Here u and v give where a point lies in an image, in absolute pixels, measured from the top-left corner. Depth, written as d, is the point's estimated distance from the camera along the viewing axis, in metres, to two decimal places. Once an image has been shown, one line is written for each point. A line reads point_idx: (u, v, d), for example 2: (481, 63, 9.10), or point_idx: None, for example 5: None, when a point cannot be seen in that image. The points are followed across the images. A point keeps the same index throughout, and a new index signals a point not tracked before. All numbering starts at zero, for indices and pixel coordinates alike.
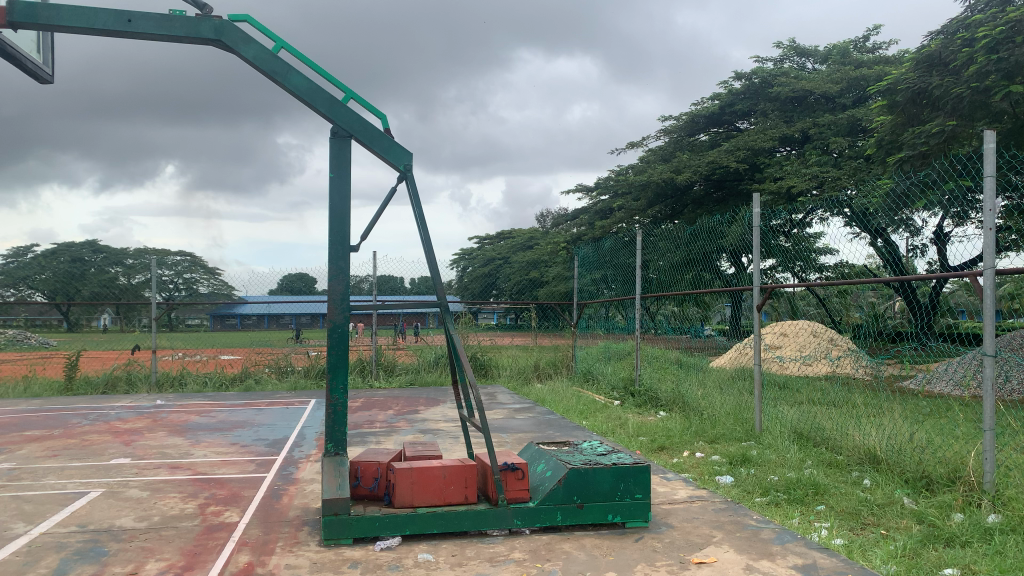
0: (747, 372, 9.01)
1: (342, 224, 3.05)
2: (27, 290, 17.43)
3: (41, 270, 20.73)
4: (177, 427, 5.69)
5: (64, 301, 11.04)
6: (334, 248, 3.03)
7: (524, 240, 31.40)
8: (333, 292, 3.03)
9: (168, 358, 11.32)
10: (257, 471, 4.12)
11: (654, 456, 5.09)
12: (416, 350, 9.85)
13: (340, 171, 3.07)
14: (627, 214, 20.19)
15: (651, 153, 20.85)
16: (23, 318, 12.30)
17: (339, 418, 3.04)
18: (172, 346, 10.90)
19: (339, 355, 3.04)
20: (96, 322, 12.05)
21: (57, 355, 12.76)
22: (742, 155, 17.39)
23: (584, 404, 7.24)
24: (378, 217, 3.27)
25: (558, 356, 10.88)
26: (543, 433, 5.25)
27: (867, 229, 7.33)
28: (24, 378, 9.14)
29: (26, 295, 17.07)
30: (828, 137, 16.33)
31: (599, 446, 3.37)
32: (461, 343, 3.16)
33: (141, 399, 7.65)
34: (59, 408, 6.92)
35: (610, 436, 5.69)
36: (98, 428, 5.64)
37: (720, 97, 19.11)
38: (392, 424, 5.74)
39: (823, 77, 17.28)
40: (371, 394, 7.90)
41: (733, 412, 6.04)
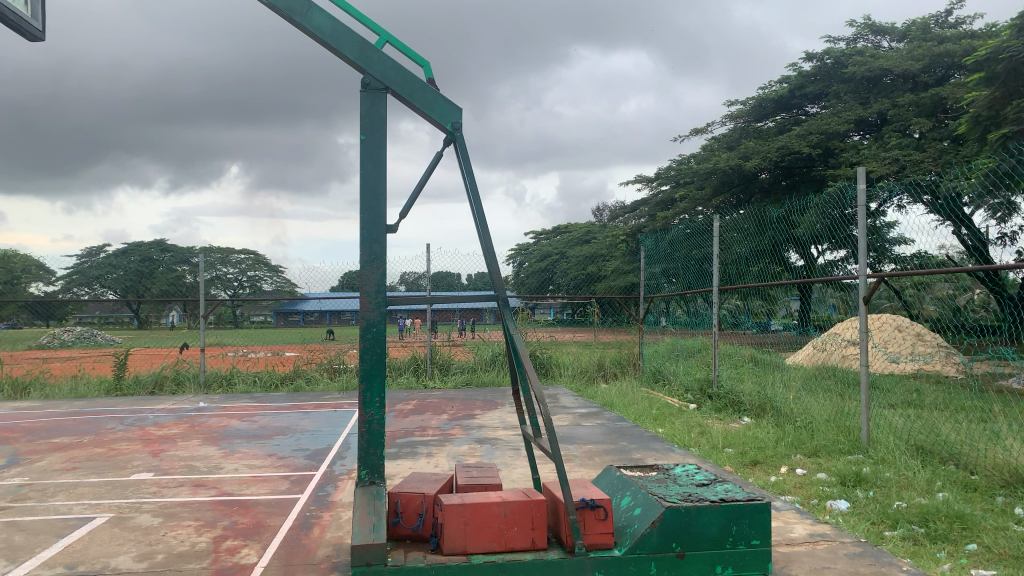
0: (832, 373, 8.20)
1: (375, 199, 2.45)
2: (98, 288, 17.53)
3: (113, 268, 21.03)
4: (212, 434, 5.22)
5: (135, 298, 10.71)
6: (367, 228, 2.44)
7: (581, 234, 30.90)
8: (366, 282, 2.44)
9: (224, 356, 11.01)
10: (289, 492, 3.57)
11: (747, 473, 4.39)
12: (473, 346, 9.28)
13: (373, 131, 2.45)
14: (690, 204, 19.28)
15: (716, 141, 19.95)
16: (97, 316, 12.18)
17: (375, 438, 2.44)
18: (226, 347, 10.57)
19: (373, 361, 2.44)
20: (166, 319, 11.66)
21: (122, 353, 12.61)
22: (814, 139, 16.36)
23: (656, 408, 6.57)
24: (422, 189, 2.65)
25: (622, 353, 10.21)
26: (617, 445, 4.58)
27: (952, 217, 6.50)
28: (74, 377, 8.89)
29: (96, 291, 17.20)
30: (907, 119, 15.14)
31: (696, 474, 2.73)
32: (525, 346, 2.53)
33: (184, 401, 7.24)
34: (98, 411, 6.55)
35: (691, 447, 5.01)
36: (131, 435, 5.21)
37: (789, 80, 18.06)
38: (445, 431, 5.14)
39: (903, 54, 15.95)
40: (425, 395, 7.36)
41: (832, 420, 5.28)
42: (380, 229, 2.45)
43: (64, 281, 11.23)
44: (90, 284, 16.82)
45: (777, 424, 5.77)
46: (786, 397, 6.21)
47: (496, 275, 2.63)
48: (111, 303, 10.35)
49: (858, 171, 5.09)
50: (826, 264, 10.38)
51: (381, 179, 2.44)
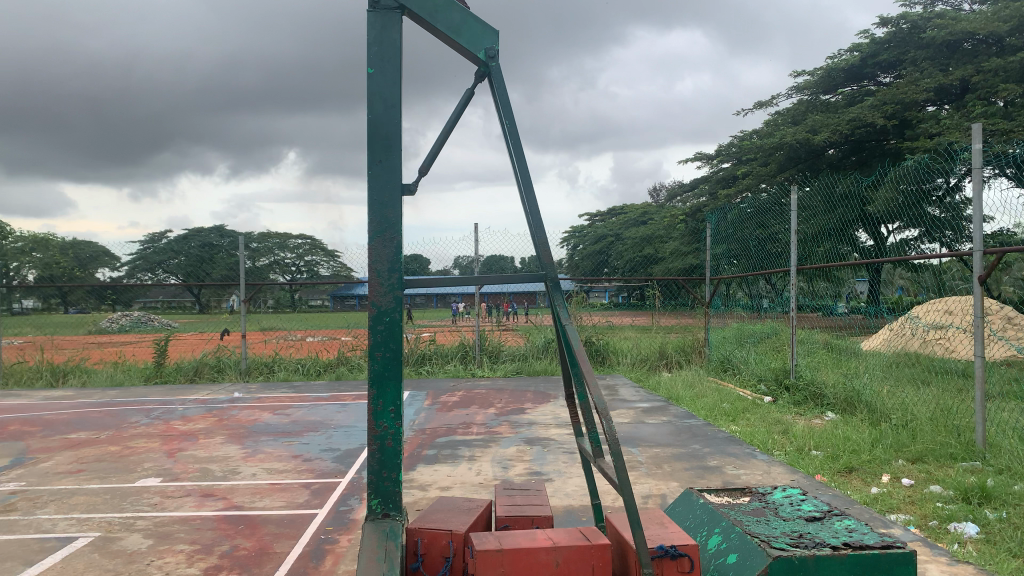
0: (917, 361, 7.40)
1: (388, 150, 1.90)
2: (161, 273, 17.54)
3: (175, 254, 21.17)
4: (238, 430, 4.79)
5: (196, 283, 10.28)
6: (377, 189, 1.90)
7: (637, 217, 30.12)
8: (377, 258, 1.90)
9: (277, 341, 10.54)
10: (306, 506, 3.07)
11: (842, 481, 3.76)
12: (526, 332, 8.72)
13: (384, 62, 1.89)
14: (753, 181, 18.26)
15: (780, 115, 18.91)
16: (162, 302, 11.87)
17: (389, 458, 1.90)
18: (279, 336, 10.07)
19: (387, 360, 1.90)
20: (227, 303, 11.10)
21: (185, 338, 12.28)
22: (890, 110, 15.25)
23: (728, 402, 5.90)
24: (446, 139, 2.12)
25: (687, 340, 9.51)
26: (688, 449, 3.97)
27: None
28: (115, 364, 8.68)
29: (156, 276, 17.22)
30: (993, 86, 13.85)
31: (804, 502, 2.13)
32: (581, 340, 1.95)
33: (220, 391, 6.85)
34: (129, 402, 6.20)
35: (773, 449, 4.39)
36: (153, 431, 4.81)
37: (860, 48, 16.82)
38: (491, 430, 4.59)
39: (988, 15, 14.43)
40: (473, 385, 6.82)
41: (937, 418, 4.58)
42: (395, 190, 1.91)
43: (128, 267, 10.93)
44: (151, 270, 16.81)
45: (870, 422, 5.06)
46: (878, 391, 5.47)
47: (543, 244, 2.07)
48: (173, 287, 9.98)
49: (975, 127, 4.21)
50: (899, 243, 9.49)
51: (394, 125, 1.89)
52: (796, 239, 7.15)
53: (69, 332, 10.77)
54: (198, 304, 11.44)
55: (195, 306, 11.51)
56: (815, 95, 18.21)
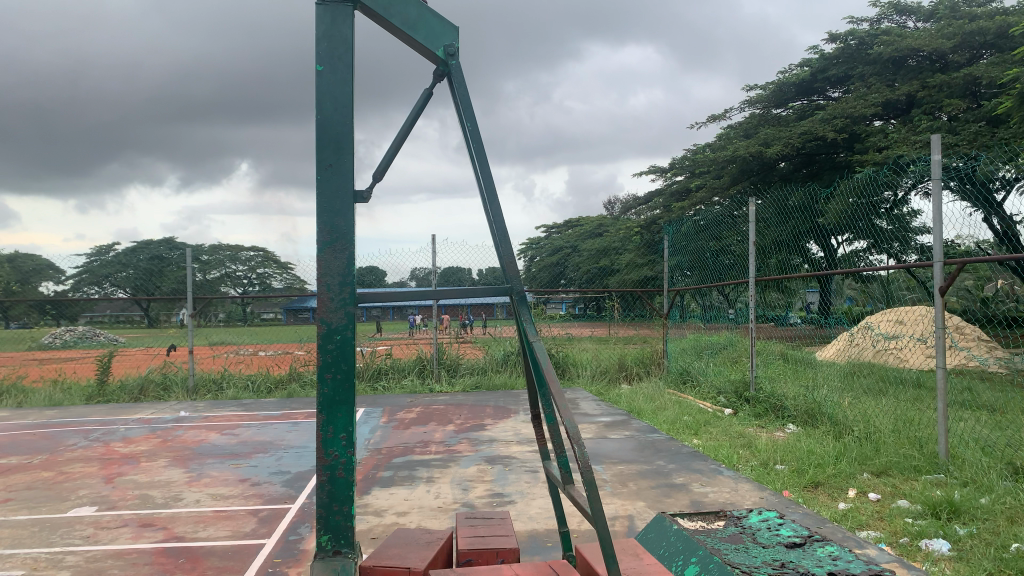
0: (872, 370, 7.44)
1: (339, 154, 1.75)
2: (108, 286, 16.95)
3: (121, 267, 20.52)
4: (182, 452, 4.55)
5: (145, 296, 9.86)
6: (327, 196, 1.75)
7: (593, 229, 30.23)
8: (327, 271, 1.75)
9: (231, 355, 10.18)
10: (253, 535, 2.87)
11: (808, 496, 3.70)
12: (484, 344, 8.55)
13: (334, 59, 1.75)
14: (707, 193, 18.41)
15: (733, 128, 19.14)
16: (109, 315, 11.39)
17: (341, 490, 1.75)
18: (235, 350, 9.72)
19: (338, 382, 1.74)
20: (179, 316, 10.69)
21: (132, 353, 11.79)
22: (839, 124, 15.50)
23: (690, 415, 5.83)
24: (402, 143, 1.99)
25: (645, 352, 9.44)
26: (653, 466, 3.86)
27: (987, 206, 5.81)
28: (54, 382, 8.28)
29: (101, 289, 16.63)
30: (939, 101, 14.15)
31: (781, 527, 2.02)
32: (550, 358, 1.82)
33: (164, 410, 6.54)
34: (67, 423, 5.87)
35: (737, 463, 4.32)
36: (90, 454, 4.53)
37: (811, 63, 17.11)
38: (450, 448, 4.42)
39: (932, 32, 14.77)
40: (430, 401, 6.63)
41: (899, 430, 4.56)
42: (346, 196, 1.76)
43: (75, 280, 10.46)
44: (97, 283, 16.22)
45: (832, 434, 5.03)
46: (838, 403, 5.45)
47: (507, 253, 1.95)
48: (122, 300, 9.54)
49: (934, 138, 4.20)
50: (849, 255, 9.62)
51: (345, 126, 1.75)
52: (754, 250, 7.13)
53: (8, 348, 10.26)
54: (147, 318, 11.01)
55: (144, 320, 11.07)
56: (767, 109, 18.48)
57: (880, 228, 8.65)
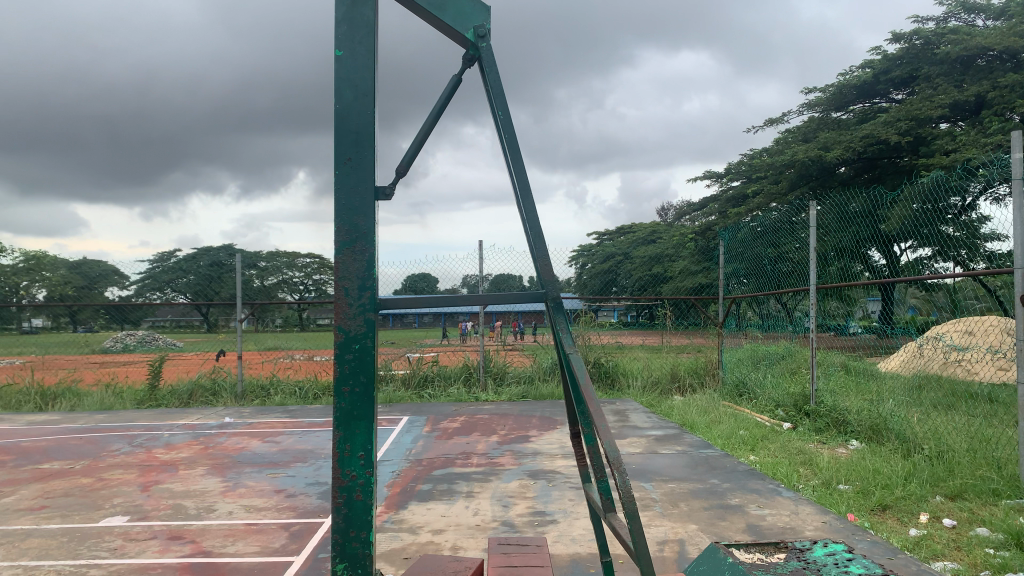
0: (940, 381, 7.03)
1: (359, 145, 1.61)
2: (169, 291, 17.34)
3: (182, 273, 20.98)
4: (222, 460, 4.49)
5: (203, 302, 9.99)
6: (346, 192, 1.61)
7: (645, 237, 29.84)
8: (345, 273, 1.61)
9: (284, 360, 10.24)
10: (282, 551, 2.75)
11: (874, 520, 3.43)
12: (533, 352, 8.38)
13: (355, 43, 1.61)
14: (763, 199, 17.92)
15: (791, 132, 18.62)
16: (170, 321, 11.58)
17: (359, 513, 1.60)
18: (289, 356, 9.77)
19: (357, 396, 1.60)
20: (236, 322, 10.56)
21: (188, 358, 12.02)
22: (903, 127, 14.89)
23: (746, 430, 5.56)
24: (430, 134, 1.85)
25: (699, 361, 9.12)
26: (706, 485, 3.64)
27: None
28: (107, 385, 8.40)
29: (164, 294, 17.03)
30: (1010, 101, 13.46)
31: (850, 564, 1.79)
32: (588, 373, 1.64)
33: (210, 416, 6.52)
34: (114, 428, 5.90)
35: (796, 482, 4.05)
36: (131, 461, 4.51)
37: (873, 64, 16.50)
38: (492, 461, 4.26)
39: (1003, 30, 14.09)
40: (475, 411, 6.48)
41: (975, 448, 4.23)
42: (367, 192, 1.62)
43: (139, 286, 10.66)
44: (159, 290, 16.61)
45: (900, 452, 4.72)
46: (905, 419, 5.11)
47: (542, 255, 1.79)
48: (181, 305, 9.65)
49: (1014, 135, 3.88)
50: (912, 263, 9.18)
51: (365, 115, 1.61)
52: (815, 257, 6.80)
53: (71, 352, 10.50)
54: (206, 323, 11.16)
55: (203, 325, 11.23)
56: (826, 112, 17.92)
57: (946, 235, 8.20)
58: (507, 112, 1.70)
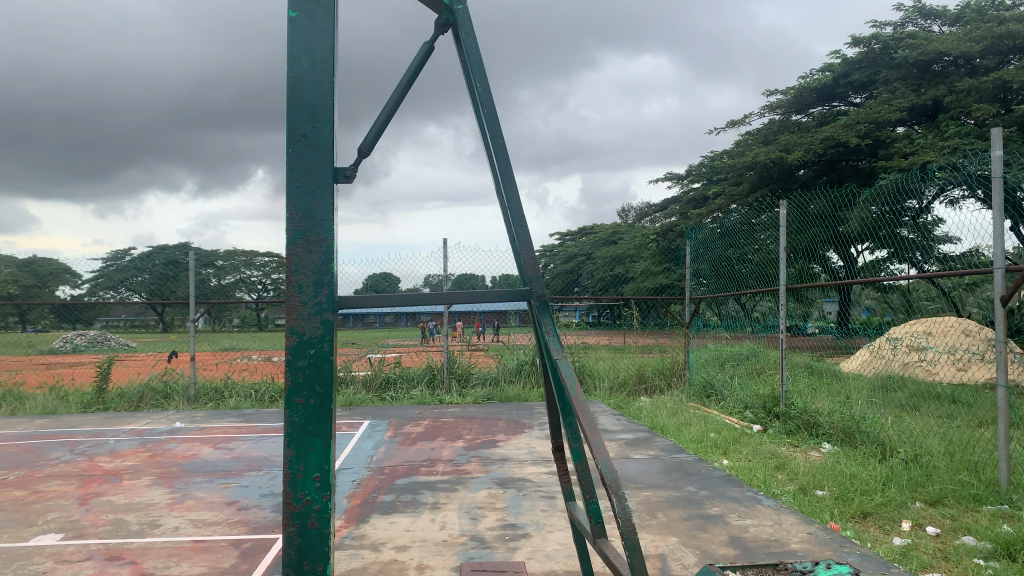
0: (902, 381, 6.98)
1: (316, 121, 1.41)
2: (123, 290, 16.77)
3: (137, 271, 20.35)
4: (170, 469, 4.22)
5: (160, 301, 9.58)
6: (301, 173, 1.41)
7: (607, 237, 29.82)
8: (300, 266, 1.40)
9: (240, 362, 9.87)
10: (231, 573, 2.52)
11: (857, 529, 3.30)
12: (498, 352, 8.19)
13: (311, 4, 1.41)
14: (725, 201, 17.97)
15: (752, 134, 18.70)
16: (124, 320, 11.11)
17: (314, 544, 1.39)
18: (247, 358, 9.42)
19: (313, 408, 1.39)
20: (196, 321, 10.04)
21: (142, 358, 11.55)
22: (863, 129, 14.99)
23: (716, 432, 5.43)
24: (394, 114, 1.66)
25: (666, 361, 9.00)
26: (683, 493, 3.48)
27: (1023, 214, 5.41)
28: (52, 387, 7.99)
29: (118, 293, 16.51)
30: (967, 105, 13.60)
31: None
32: (579, 383, 1.45)
33: (160, 420, 6.20)
34: (56, 434, 5.56)
35: (772, 487, 3.93)
36: (70, 470, 4.21)
37: (833, 67, 16.60)
38: (459, 468, 4.07)
39: (960, 35, 14.24)
40: (439, 414, 6.25)
41: (951, 453, 4.16)
42: (324, 173, 1.41)
43: (93, 285, 10.18)
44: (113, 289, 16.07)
45: (873, 454, 4.64)
46: (879, 422, 5.03)
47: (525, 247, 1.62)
48: (137, 305, 9.20)
49: (995, 131, 3.76)
50: (871, 265, 9.21)
51: (324, 84, 1.41)
52: (784, 257, 6.70)
53: (18, 353, 10.01)
54: (162, 322, 10.74)
55: (159, 325, 10.80)
56: (787, 114, 18.02)
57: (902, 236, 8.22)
58: (486, 82, 1.57)
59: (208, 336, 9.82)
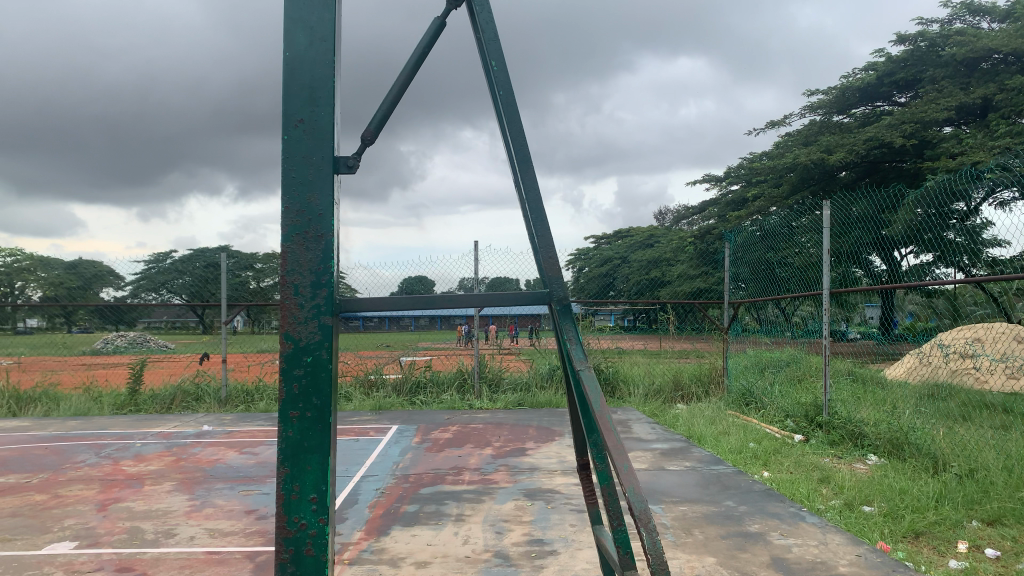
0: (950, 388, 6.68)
1: (314, 104, 1.28)
2: (164, 292, 16.98)
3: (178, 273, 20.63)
4: (193, 474, 4.14)
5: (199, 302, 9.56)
6: (297, 162, 1.28)
7: (643, 240, 29.48)
8: (297, 264, 1.27)
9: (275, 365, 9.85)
10: None
11: (909, 549, 3.09)
12: (530, 357, 8.04)
13: None
14: (764, 203, 17.60)
15: (792, 135, 18.30)
16: (165, 321, 11.17)
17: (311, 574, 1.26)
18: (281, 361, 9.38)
19: (309, 423, 1.26)
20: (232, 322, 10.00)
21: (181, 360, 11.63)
22: (908, 130, 14.55)
23: (756, 443, 5.22)
24: (400, 100, 1.53)
25: (702, 368, 8.76)
26: (722, 508, 3.30)
27: None
28: (85, 388, 8.04)
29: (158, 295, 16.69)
30: (1018, 104, 13.10)
31: None
32: (604, 399, 1.30)
33: (188, 423, 6.16)
34: (85, 436, 5.54)
35: (816, 502, 3.72)
36: (93, 474, 4.16)
37: (876, 66, 16.16)
38: (486, 477, 3.93)
39: (1011, 31, 13.74)
40: (468, 419, 6.12)
41: (1009, 467, 3.91)
42: (324, 163, 1.28)
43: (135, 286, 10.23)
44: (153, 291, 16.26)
45: (925, 468, 4.39)
46: (930, 433, 4.78)
47: (546, 245, 1.48)
48: (177, 306, 9.17)
49: None
50: (915, 269, 8.89)
51: (323, 63, 1.28)
52: (827, 260, 6.44)
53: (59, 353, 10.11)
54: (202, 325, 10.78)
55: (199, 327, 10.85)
56: (829, 115, 17.60)
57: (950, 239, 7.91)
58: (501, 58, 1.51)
59: (243, 338, 9.83)
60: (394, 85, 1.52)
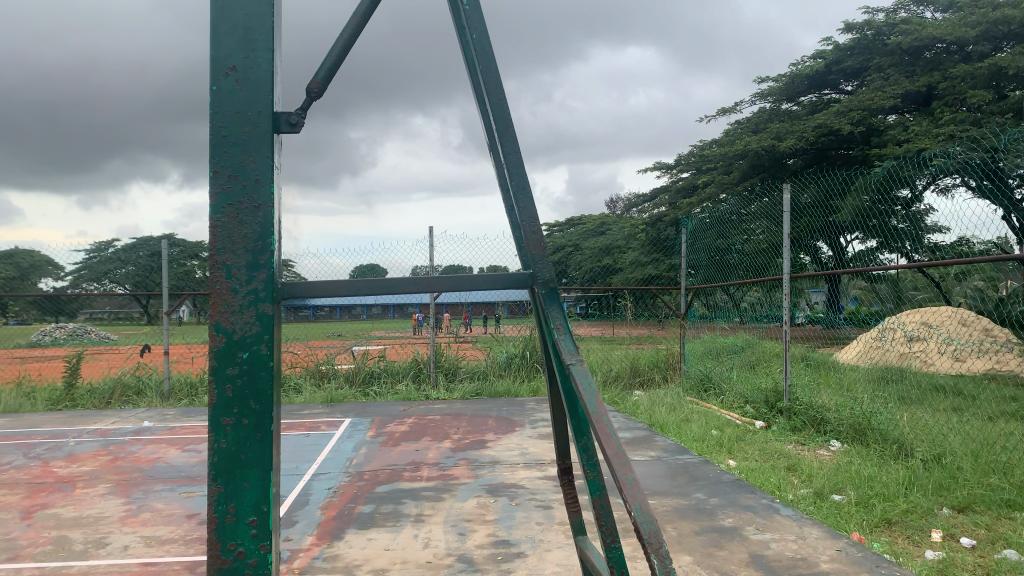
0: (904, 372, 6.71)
1: (249, 45, 1.07)
2: (104, 282, 16.28)
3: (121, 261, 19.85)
4: (130, 475, 3.86)
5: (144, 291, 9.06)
6: (228, 114, 1.06)
7: (596, 227, 29.45)
8: (230, 239, 1.06)
9: None
10: None
11: (885, 542, 2.99)
12: (486, 345, 7.84)
13: None
14: (715, 190, 17.66)
15: (743, 122, 18.39)
16: (107, 311, 10.62)
17: None
18: None
19: (246, 430, 1.05)
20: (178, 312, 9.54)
21: (123, 352, 11.11)
22: (855, 118, 14.69)
23: (717, 430, 5.13)
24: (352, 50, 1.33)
25: (660, 355, 8.68)
26: (693, 501, 3.17)
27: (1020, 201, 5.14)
28: (17, 384, 7.59)
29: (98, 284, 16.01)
30: (961, 92, 13.29)
31: None
32: (601, 399, 1.13)
33: (126, 419, 5.82)
34: (13, 435, 5.18)
35: (785, 492, 3.62)
36: (19, 478, 3.84)
37: (825, 54, 16.28)
38: (446, 472, 3.74)
39: (954, 20, 13.91)
40: (425, 411, 5.89)
41: (974, 453, 3.87)
42: (262, 119, 1.07)
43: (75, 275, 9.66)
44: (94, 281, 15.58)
45: (888, 454, 4.34)
46: (893, 418, 4.74)
47: (527, 219, 1.30)
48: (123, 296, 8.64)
49: None
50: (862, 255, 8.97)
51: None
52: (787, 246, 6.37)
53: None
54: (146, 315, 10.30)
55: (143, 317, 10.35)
56: (778, 102, 17.71)
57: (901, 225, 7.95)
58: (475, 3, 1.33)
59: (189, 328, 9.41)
60: (346, 33, 1.32)
